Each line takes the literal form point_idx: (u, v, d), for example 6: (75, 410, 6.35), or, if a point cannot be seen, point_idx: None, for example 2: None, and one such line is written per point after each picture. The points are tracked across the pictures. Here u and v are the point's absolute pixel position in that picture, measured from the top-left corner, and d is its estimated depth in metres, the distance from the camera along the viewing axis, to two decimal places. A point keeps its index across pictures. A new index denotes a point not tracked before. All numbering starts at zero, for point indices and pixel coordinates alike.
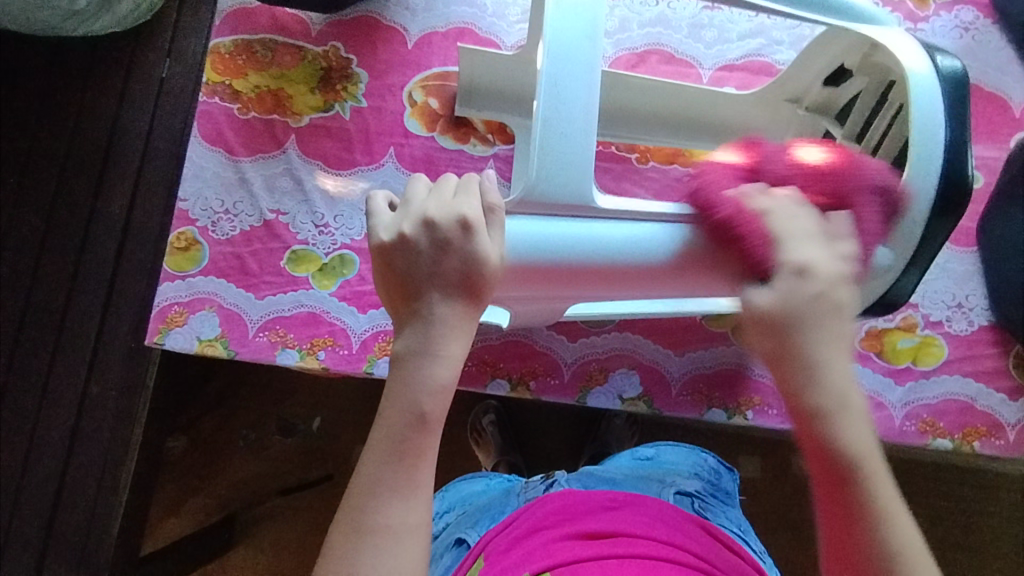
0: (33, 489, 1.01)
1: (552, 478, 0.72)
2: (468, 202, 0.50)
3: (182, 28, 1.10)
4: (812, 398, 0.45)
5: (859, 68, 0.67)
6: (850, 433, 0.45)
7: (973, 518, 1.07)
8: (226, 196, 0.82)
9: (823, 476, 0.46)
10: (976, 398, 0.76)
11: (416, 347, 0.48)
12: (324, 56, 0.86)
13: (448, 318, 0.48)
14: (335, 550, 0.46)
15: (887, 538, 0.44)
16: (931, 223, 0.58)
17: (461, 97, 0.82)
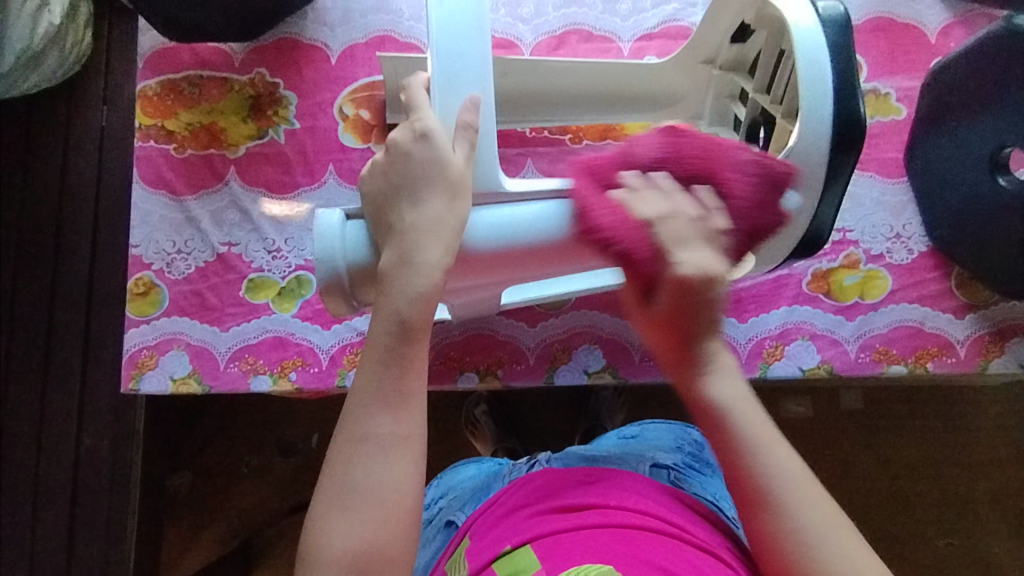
0: (44, 545, 1.03)
1: (535, 459, 0.75)
2: (427, 117, 0.55)
3: (114, 74, 1.10)
4: (706, 381, 0.53)
5: (757, 23, 0.69)
6: (720, 384, 0.52)
7: (955, 433, 1.11)
8: (176, 235, 0.83)
9: (704, 425, 0.53)
10: (925, 322, 0.79)
11: (392, 259, 0.51)
12: (251, 84, 0.86)
13: (423, 221, 0.52)
14: (312, 536, 0.47)
15: (767, 467, 0.50)
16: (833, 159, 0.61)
17: (391, 105, 0.83)
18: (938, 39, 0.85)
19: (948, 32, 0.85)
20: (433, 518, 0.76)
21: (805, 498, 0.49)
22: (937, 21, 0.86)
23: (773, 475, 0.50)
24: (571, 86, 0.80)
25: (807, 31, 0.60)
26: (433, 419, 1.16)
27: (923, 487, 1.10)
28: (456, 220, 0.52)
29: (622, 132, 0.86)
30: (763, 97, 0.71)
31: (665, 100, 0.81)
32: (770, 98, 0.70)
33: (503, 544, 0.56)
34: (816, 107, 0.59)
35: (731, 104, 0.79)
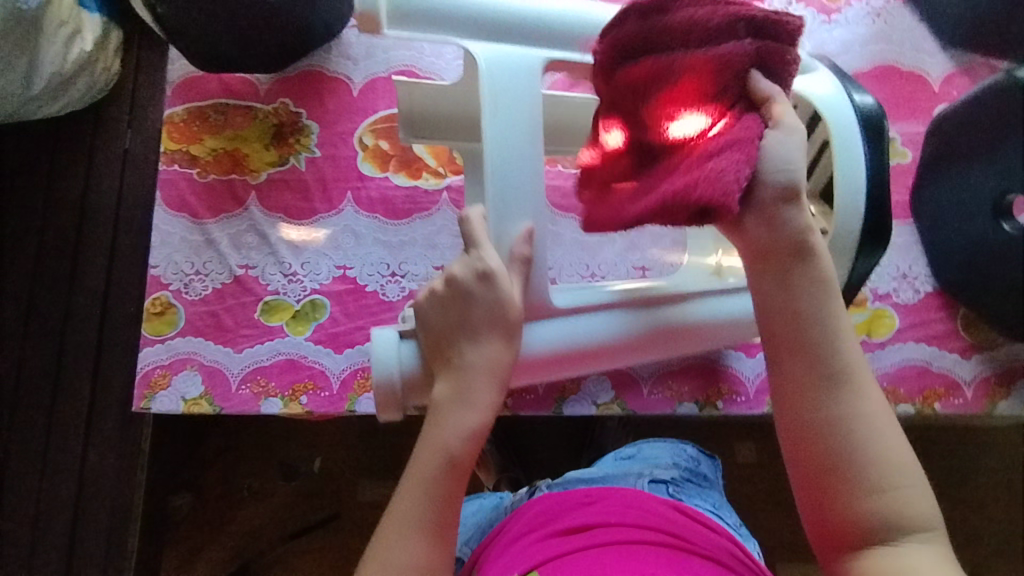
0: (43, 564, 1.03)
1: (535, 486, 0.74)
2: (488, 256, 0.59)
3: (140, 100, 1.14)
4: (807, 305, 0.54)
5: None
6: (823, 307, 0.54)
7: (963, 474, 1.09)
8: (195, 257, 0.85)
9: (798, 347, 0.54)
10: (931, 361, 0.80)
11: (448, 394, 0.58)
12: (275, 114, 0.89)
13: (481, 362, 0.57)
14: (383, 538, 0.55)
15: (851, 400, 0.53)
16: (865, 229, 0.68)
17: (406, 129, 0.81)
18: (941, 87, 0.88)
19: (950, 80, 0.88)
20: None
21: (881, 438, 0.52)
22: (940, 70, 0.89)
23: (851, 408, 0.53)
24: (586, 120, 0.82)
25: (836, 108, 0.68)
26: None
27: None
28: (508, 363, 0.58)
29: None
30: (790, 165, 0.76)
31: None
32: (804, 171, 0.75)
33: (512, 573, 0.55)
34: (848, 165, 0.67)
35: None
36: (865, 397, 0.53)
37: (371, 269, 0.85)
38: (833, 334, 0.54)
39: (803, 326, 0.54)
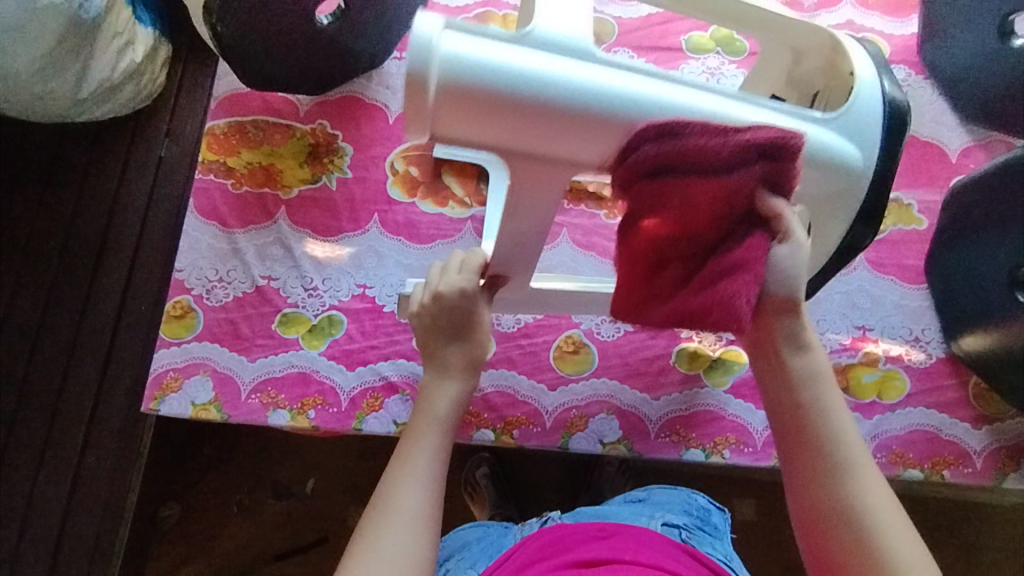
0: (27, 563, 1.01)
1: (546, 516, 0.74)
2: (467, 276, 0.67)
3: (181, 111, 1.18)
4: (804, 397, 0.61)
5: (788, 85, 0.76)
6: (819, 396, 0.60)
7: (971, 551, 1.06)
8: (220, 265, 0.87)
9: (795, 433, 0.61)
10: (941, 428, 0.79)
11: (432, 377, 0.67)
12: (312, 133, 0.93)
13: (455, 363, 0.66)
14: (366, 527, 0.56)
15: (851, 485, 0.57)
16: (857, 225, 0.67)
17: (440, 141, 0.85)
18: (959, 159, 0.91)
19: (968, 153, 0.91)
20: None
21: (887, 517, 0.56)
22: (958, 142, 0.91)
23: (859, 498, 0.57)
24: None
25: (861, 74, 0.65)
26: None
27: None
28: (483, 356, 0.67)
29: None
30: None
31: None
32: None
33: None
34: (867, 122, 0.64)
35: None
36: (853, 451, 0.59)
37: (390, 290, 0.87)
38: (823, 397, 0.61)
39: (802, 412, 0.60)
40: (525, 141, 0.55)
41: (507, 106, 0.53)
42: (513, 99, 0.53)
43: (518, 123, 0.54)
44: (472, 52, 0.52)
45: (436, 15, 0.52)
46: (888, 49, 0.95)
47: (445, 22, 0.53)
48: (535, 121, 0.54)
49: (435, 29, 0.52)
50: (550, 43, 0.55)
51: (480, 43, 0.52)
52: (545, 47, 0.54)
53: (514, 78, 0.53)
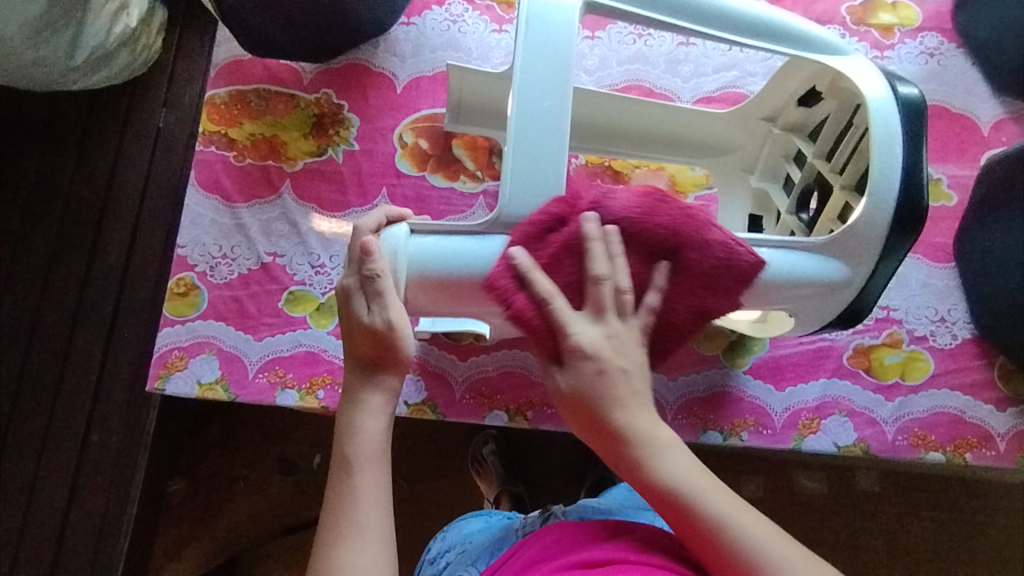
0: (35, 539, 1.01)
1: (550, 511, 0.72)
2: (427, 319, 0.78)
3: (178, 79, 1.13)
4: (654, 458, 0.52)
5: (828, 92, 0.71)
6: (670, 466, 0.51)
7: (977, 527, 1.05)
8: (223, 240, 0.84)
9: (666, 498, 0.51)
10: (965, 410, 0.78)
11: (375, 403, 0.56)
12: (316, 104, 0.89)
13: (375, 403, 0.56)
14: (323, 558, 0.49)
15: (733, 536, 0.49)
16: (892, 235, 0.63)
17: (450, 115, 0.85)
18: (991, 132, 0.87)
19: (1000, 126, 0.87)
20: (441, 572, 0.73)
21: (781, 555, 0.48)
22: (990, 115, 0.88)
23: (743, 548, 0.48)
24: (629, 122, 0.82)
25: (882, 107, 0.63)
26: (440, 453, 1.13)
27: None
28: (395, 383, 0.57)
29: (674, 189, 0.85)
30: (822, 163, 0.73)
31: (716, 151, 0.83)
32: (841, 179, 0.69)
33: None
34: (884, 137, 0.62)
35: (784, 160, 0.80)
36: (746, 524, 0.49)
37: None
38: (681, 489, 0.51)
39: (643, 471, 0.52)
40: (499, 308, 0.62)
41: (472, 287, 0.60)
42: (478, 282, 0.60)
43: (484, 297, 0.61)
44: (435, 247, 0.60)
45: (403, 223, 0.60)
46: (920, 16, 0.90)
47: (412, 226, 0.60)
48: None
49: (403, 235, 0.60)
50: (516, 215, 0.59)
51: (442, 239, 0.59)
52: (511, 227, 0.60)
53: (476, 263, 0.59)
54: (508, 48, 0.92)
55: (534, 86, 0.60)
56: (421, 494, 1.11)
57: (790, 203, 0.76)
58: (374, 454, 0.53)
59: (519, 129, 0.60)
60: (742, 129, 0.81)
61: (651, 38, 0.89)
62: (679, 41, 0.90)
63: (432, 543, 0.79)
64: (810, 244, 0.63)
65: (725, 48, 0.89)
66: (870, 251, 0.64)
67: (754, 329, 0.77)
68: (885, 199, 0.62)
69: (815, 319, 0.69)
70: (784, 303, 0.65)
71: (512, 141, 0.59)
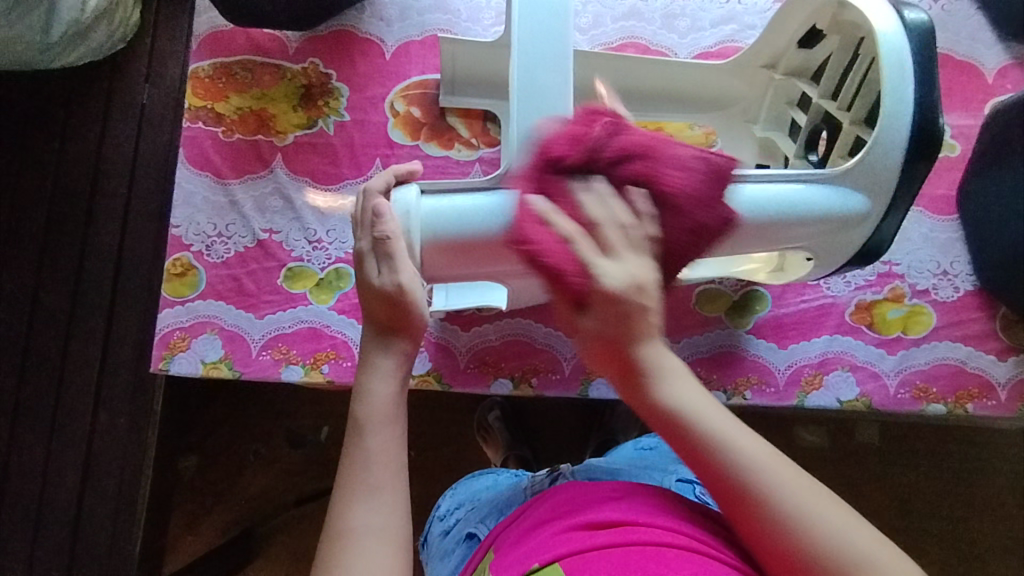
0: (52, 519, 1.02)
1: (558, 472, 0.72)
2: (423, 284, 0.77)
3: (159, 53, 1.10)
4: (655, 392, 0.50)
5: (830, 27, 0.68)
6: (672, 389, 0.50)
7: (973, 474, 1.07)
8: (218, 219, 0.82)
9: (663, 430, 0.50)
10: (967, 361, 0.78)
11: (387, 364, 0.56)
12: (304, 74, 0.86)
13: (386, 364, 0.56)
14: (335, 515, 0.50)
15: (736, 460, 0.48)
16: (908, 167, 0.61)
17: (445, 89, 0.84)
18: (995, 79, 0.85)
19: (1005, 73, 0.85)
20: (452, 530, 0.75)
21: (782, 481, 0.48)
22: (994, 61, 0.85)
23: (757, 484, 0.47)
24: (626, 82, 0.80)
25: (891, 38, 0.61)
26: (446, 422, 1.14)
27: (938, 527, 1.07)
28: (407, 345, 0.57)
29: None
30: (829, 103, 0.70)
31: (718, 104, 0.81)
32: (849, 116, 0.67)
33: (530, 562, 0.53)
34: (895, 67, 0.60)
35: (788, 108, 0.78)
36: (790, 481, 0.48)
37: None
38: (699, 432, 0.49)
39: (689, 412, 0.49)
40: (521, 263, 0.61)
41: (488, 243, 0.59)
42: (494, 238, 0.59)
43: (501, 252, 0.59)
44: (449, 206, 0.59)
45: (413, 183, 0.59)
46: None
47: (422, 186, 0.60)
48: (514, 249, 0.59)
49: (413, 196, 0.59)
50: None
51: (455, 196, 0.59)
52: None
53: (489, 218, 0.58)
54: (499, 8, 0.89)
55: (535, 40, 0.59)
56: (427, 462, 1.13)
57: (797, 147, 0.74)
58: (389, 411, 0.54)
59: (523, 85, 0.58)
60: (741, 78, 0.79)
61: None
62: None
63: (440, 500, 0.81)
64: (828, 177, 0.61)
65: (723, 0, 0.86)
66: (886, 184, 0.61)
67: (771, 276, 0.76)
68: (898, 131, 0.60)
69: (831, 260, 0.68)
70: (800, 241, 0.64)
71: (515, 92, 0.58)
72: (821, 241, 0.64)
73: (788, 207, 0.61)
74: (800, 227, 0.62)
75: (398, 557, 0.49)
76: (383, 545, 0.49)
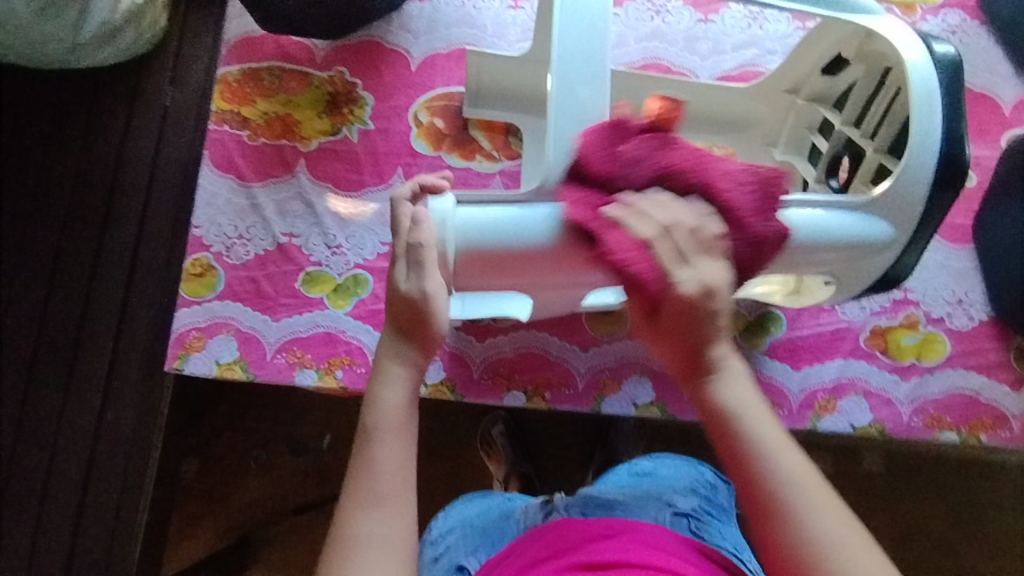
0: (53, 516, 1.02)
1: (551, 506, 0.72)
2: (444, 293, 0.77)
3: (185, 57, 1.12)
4: (719, 393, 0.51)
5: (855, 57, 0.70)
6: (726, 388, 0.51)
7: (978, 506, 1.07)
8: (239, 221, 0.83)
9: (708, 421, 0.51)
10: (980, 391, 0.78)
11: (399, 373, 0.55)
12: (330, 82, 0.88)
13: (396, 372, 0.56)
14: (341, 523, 0.50)
15: (774, 469, 0.47)
16: (933, 196, 0.62)
17: (468, 99, 0.85)
18: (1012, 112, 0.86)
19: (1022, 106, 0.86)
20: (440, 556, 0.72)
21: (832, 524, 0.45)
22: (1011, 94, 0.87)
23: (807, 503, 0.46)
24: (647, 101, 0.81)
25: (920, 69, 0.62)
26: (451, 433, 1.13)
27: (941, 559, 1.06)
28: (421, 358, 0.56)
29: None
30: (852, 130, 0.71)
31: (740, 126, 0.82)
32: (873, 144, 0.67)
33: None
34: (925, 97, 0.61)
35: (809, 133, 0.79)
36: (822, 506, 0.46)
37: None
38: (745, 431, 0.49)
39: (721, 410, 0.50)
40: (543, 277, 0.61)
41: (514, 257, 0.60)
42: (524, 252, 0.59)
43: (524, 267, 0.60)
44: (482, 216, 0.59)
45: (447, 193, 0.60)
46: None
47: (458, 197, 0.60)
48: (540, 262, 0.60)
49: (448, 206, 0.60)
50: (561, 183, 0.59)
51: (488, 209, 0.59)
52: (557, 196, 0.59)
53: (518, 232, 0.59)
54: (524, 25, 0.90)
55: (573, 55, 0.60)
56: (430, 473, 1.12)
57: (818, 172, 0.75)
58: (400, 422, 0.53)
59: (560, 104, 0.59)
60: (763, 102, 0.80)
61: (670, 15, 0.88)
62: (698, 18, 0.88)
63: (432, 523, 0.78)
64: (855, 204, 0.61)
65: (745, 25, 0.88)
66: (911, 214, 0.62)
67: (788, 299, 0.77)
68: (926, 160, 0.60)
69: (854, 284, 0.68)
70: (817, 266, 0.64)
71: (553, 104, 0.59)
72: (844, 266, 0.64)
73: (819, 230, 0.61)
74: (828, 251, 0.62)
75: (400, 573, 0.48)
76: (389, 556, 0.48)
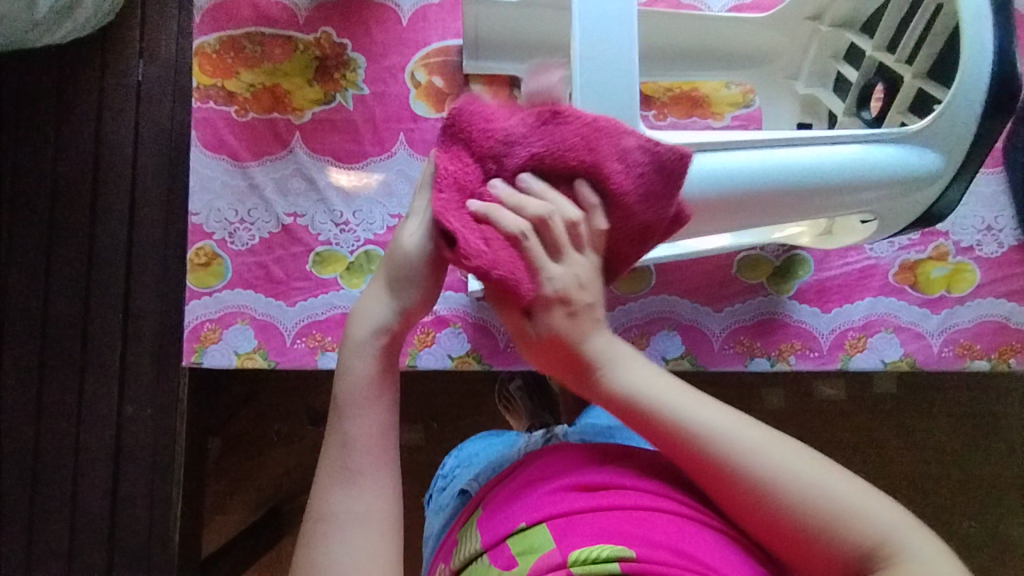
0: (86, 510, 1.01)
1: (551, 433, 0.71)
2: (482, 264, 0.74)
3: (150, 26, 1.04)
4: (620, 381, 0.50)
5: None
6: (628, 373, 0.50)
7: (992, 422, 1.09)
8: (239, 204, 0.79)
9: (624, 416, 0.51)
10: (1010, 317, 0.78)
11: (367, 341, 0.52)
12: (317, 45, 0.81)
13: (367, 342, 0.52)
14: (318, 497, 0.50)
15: (699, 432, 0.48)
16: (983, 123, 0.58)
17: (468, 50, 0.79)
18: None
19: None
20: (449, 486, 0.74)
21: (781, 457, 0.47)
22: None
23: (726, 449, 0.48)
24: (657, 39, 0.76)
25: None
26: (471, 395, 1.13)
27: (957, 476, 1.09)
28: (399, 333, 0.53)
29: (710, 109, 0.81)
30: (885, 56, 0.66)
31: (758, 61, 0.78)
32: (911, 69, 0.63)
33: (518, 522, 0.51)
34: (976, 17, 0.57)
35: (832, 61, 0.75)
36: (754, 439, 0.48)
37: None
38: (659, 408, 0.49)
39: (634, 400, 0.50)
40: None
41: None
42: None
43: None
44: None
45: None
46: None
47: None
48: None
49: None
50: None
51: None
52: None
53: None
54: None
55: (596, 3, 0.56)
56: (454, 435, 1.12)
57: (848, 104, 0.71)
58: (370, 396, 0.51)
59: (583, 62, 0.56)
60: (782, 32, 0.75)
61: None
62: None
63: (446, 458, 0.80)
64: (901, 137, 0.59)
65: None
66: (960, 143, 0.60)
67: (816, 240, 0.74)
68: (979, 82, 0.57)
69: (894, 224, 0.66)
70: (856, 208, 0.62)
71: (577, 60, 0.56)
72: (887, 205, 0.62)
73: (850, 168, 0.59)
74: (863, 190, 0.60)
75: (380, 545, 0.48)
76: (366, 532, 0.48)
